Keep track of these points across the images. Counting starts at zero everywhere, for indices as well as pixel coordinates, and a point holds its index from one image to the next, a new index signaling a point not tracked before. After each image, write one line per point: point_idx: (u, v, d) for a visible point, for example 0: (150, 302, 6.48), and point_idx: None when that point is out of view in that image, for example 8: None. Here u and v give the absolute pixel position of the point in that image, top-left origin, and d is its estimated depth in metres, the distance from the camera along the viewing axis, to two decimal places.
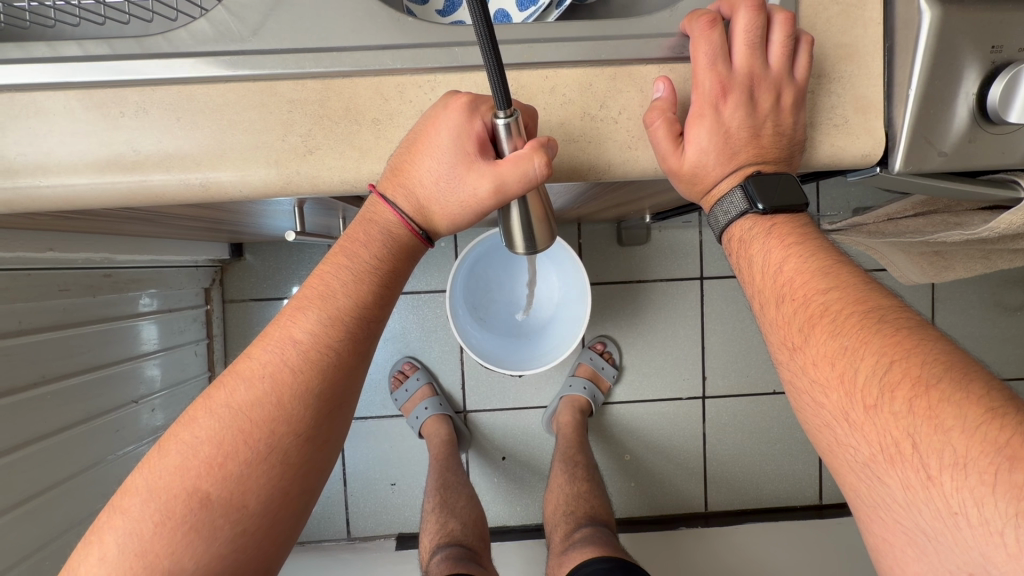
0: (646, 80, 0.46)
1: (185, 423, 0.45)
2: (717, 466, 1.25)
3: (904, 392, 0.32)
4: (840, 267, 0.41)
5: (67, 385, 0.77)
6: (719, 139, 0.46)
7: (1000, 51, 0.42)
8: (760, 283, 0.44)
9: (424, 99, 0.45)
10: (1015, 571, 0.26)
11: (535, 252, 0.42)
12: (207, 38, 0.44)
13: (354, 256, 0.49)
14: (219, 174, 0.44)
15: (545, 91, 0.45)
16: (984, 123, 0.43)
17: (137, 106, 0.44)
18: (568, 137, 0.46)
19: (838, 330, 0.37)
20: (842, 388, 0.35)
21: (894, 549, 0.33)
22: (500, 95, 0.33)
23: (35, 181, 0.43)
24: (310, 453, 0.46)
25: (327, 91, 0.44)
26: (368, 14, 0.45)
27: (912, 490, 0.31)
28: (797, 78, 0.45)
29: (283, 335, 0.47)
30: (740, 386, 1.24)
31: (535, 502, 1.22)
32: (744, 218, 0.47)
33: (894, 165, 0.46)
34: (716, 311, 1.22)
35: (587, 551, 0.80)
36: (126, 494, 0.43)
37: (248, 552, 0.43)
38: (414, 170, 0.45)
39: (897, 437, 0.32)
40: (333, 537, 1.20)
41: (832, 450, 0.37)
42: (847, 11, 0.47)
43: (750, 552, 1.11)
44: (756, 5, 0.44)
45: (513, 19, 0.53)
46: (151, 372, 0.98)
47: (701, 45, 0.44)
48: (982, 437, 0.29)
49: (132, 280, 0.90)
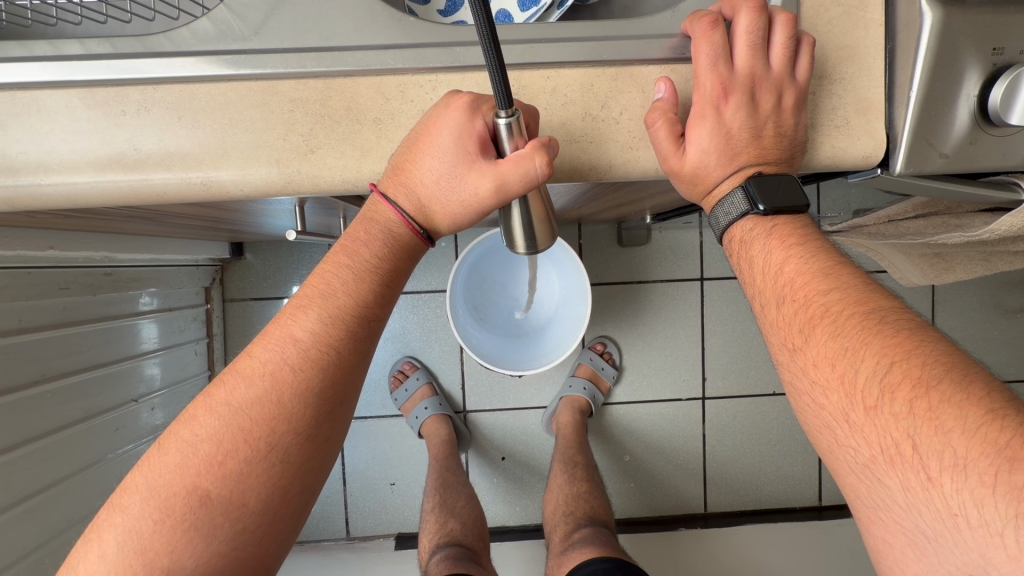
0: (647, 81, 0.46)
1: (185, 421, 0.45)
2: (716, 467, 1.25)
3: (904, 393, 0.32)
4: (841, 268, 0.41)
5: (67, 383, 0.77)
6: (720, 140, 0.46)
7: (1002, 53, 0.42)
8: (760, 283, 0.44)
9: (426, 99, 0.45)
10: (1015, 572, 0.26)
11: (535, 252, 0.43)
12: (209, 38, 0.44)
13: (355, 255, 0.49)
14: (220, 173, 0.44)
15: (547, 91, 0.46)
16: (985, 125, 0.43)
17: (139, 105, 0.44)
18: (569, 137, 0.46)
19: (839, 331, 0.37)
20: (842, 389, 0.35)
21: (894, 550, 0.33)
22: (501, 94, 0.33)
23: (36, 179, 0.43)
24: (311, 451, 0.46)
25: (329, 90, 0.44)
26: (370, 14, 0.45)
27: (912, 491, 0.31)
28: (798, 79, 0.45)
29: (284, 334, 0.47)
30: (740, 387, 1.24)
31: (535, 502, 1.22)
32: (745, 219, 0.47)
33: (895, 166, 0.46)
34: (716, 312, 1.22)
35: (586, 551, 0.80)
36: (126, 492, 0.43)
37: (248, 551, 0.43)
38: (414, 170, 0.45)
39: (897, 438, 0.32)
40: (332, 536, 1.20)
41: (833, 451, 0.37)
42: (848, 12, 0.47)
43: (750, 554, 1.11)
44: (757, 6, 0.44)
45: (515, 19, 0.53)
46: (151, 371, 0.98)
47: (702, 46, 0.44)
48: (982, 438, 0.29)
49: (132, 278, 0.90)
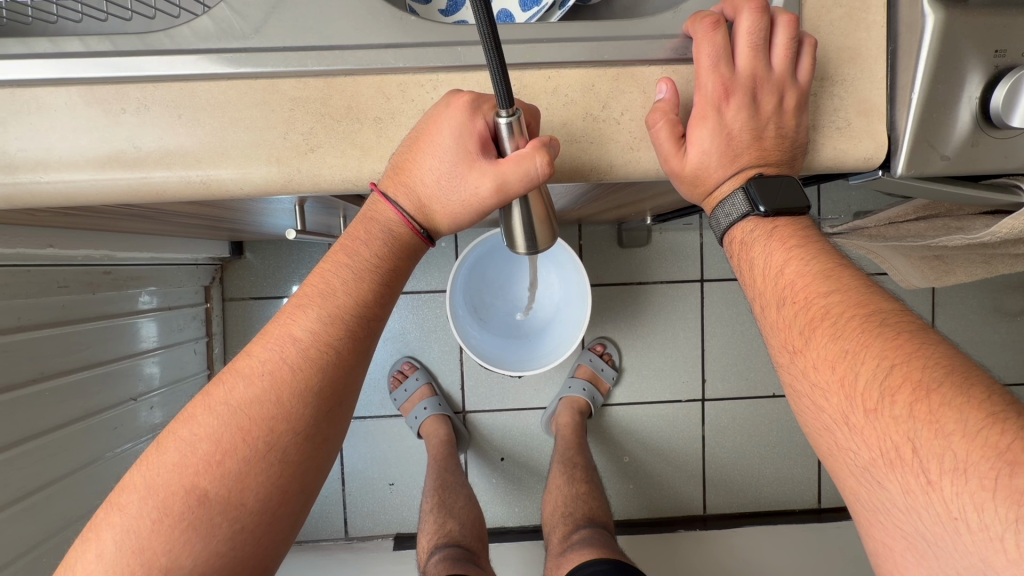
0: (648, 81, 0.46)
1: (184, 421, 0.45)
2: (716, 469, 1.25)
3: (904, 396, 0.32)
4: (842, 270, 0.41)
5: (66, 382, 0.77)
6: (721, 141, 0.46)
7: (1004, 55, 0.42)
8: (761, 285, 0.44)
9: (426, 98, 0.45)
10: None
11: (535, 252, 0.42)
12: (209, 36, 0.44)
13: (354, 255, 0.48)
14: (220, 172, 0.44)
15: (547, 90, 0.45)
16: (985, 128, 0.43)
17: (139, 103, 0.44)
18: (570, 137, 0.46)
19: (840, 333, 0.37)
20: (842, 392, 0.35)
21: (894, 553, 0.33)
22: (502, 94, 0.33)
23: (36, 176, 0.43)
24: (310, 450, 0.46)
25: (329, 89, 0.44)
26: (371, 13, 0.45)
27: (912, 494, 0.31)
28: (800, 80, 0.45)
29: (283, 333, 0.47)
30: (740, 389, 1.24)
31: (534, 503, 1.21)
32: (745, 220, 0.47)
33: (895, 168, 0.46)
34: (716, 313, 1.22)
35: (585, 554, 0.79)
36: (124, 491, 0.43)
37: (246, 550, 0.43)
38: (415, 169, 0.45)
39: (897, 441, 0.32)
40: (330, 536, 1.19)
41: (832, 454, 0.36)
42: (851, 14, 0.47)
43: (748, 556, 1.11)
44: (759, 6, 0.44)
45: (517, 19, 0.53)
46: (150, 369, 0.98)
47: (703, 46, 0.44)
48: (983, 442, 0.29)
49: (132, 277, 0.90)
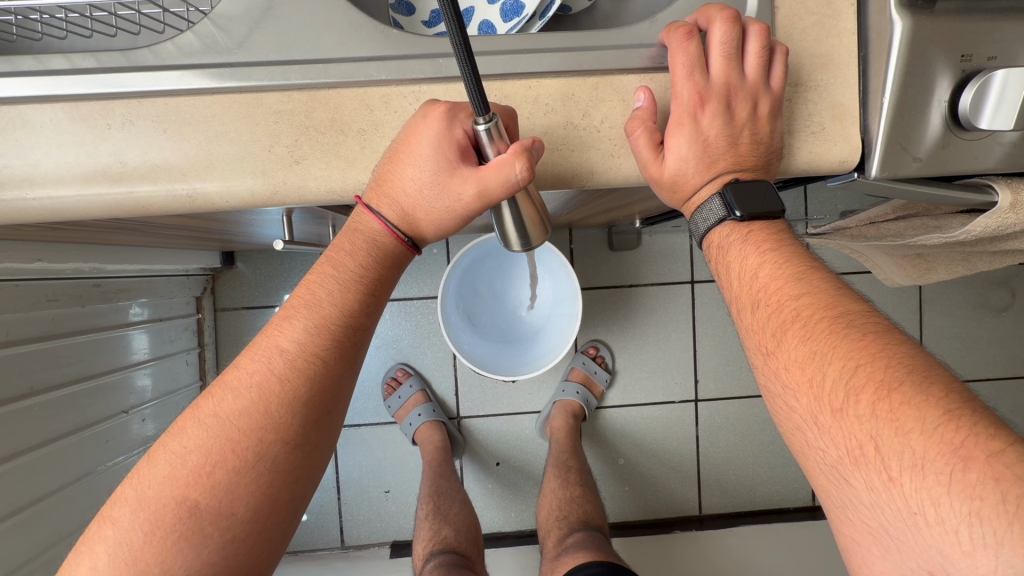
0: (628, 89, 0.47)
1: (174, 432, 0.45)
2: (710, 469, 1.26)
3: (868, 396, 0.33)
4: (814, 273, 0.42)
5: (56, 395, 0.76)
6: (698, 148, 0.47)
7: (971, 60, 0.43)
8: (737, 289, 0.45)
9: (409, 109, 0.46)
10: (971, 570, 0.27)
11: (530, 248, 0.44)
12: (193, 51, 0.45)
13: (339, 265, 0.49)
14: (207, 185, 0.44)
15: (528, 100, 0.46)
16: (956, 129, 0.44)
17: (124, 118, 0.44)
18: (551, 145, 0.46)
19: (810, 335, 0.38)
20: (811, 393, 0.36)
21: (863, 549, 0.34)
22: (477, 100, 0.33)
23: (23, 193, 0.43)
24: (300, 459, 0.46)
25: (313, 101, 0.45)
26: (353, 27, 0.46)
27: (875, 491, 0.32)
28: (773, 87, 0.46)
29: (271, 345, 0.47)
30: (731, 389, 1.25)
31: (529, 507, 1.22)
32: (722, 225, 0.48)
33: (870, 170, 0.47)
34: (706, 314, 1.23)
35: (580, 555, 0.80)
36: (116, 503, 0.43)
37: (238, 559, 0.44)
38: (397, 179, 0.45)
39: (861, 440, 0.32)
40: (327, 546, 1.19)
41: (804, 452, 0.37)
42: (823, 21, 0.48)
43: (744, 557, 1.11)
44: (730, 17, 0.45)
45: (497, 30, 0.56)
46: (141, 382, 0.97)
47: (678, 56, 0.45)
48: (940, 439, 0.29)
49: (121, 289, 0.90)
